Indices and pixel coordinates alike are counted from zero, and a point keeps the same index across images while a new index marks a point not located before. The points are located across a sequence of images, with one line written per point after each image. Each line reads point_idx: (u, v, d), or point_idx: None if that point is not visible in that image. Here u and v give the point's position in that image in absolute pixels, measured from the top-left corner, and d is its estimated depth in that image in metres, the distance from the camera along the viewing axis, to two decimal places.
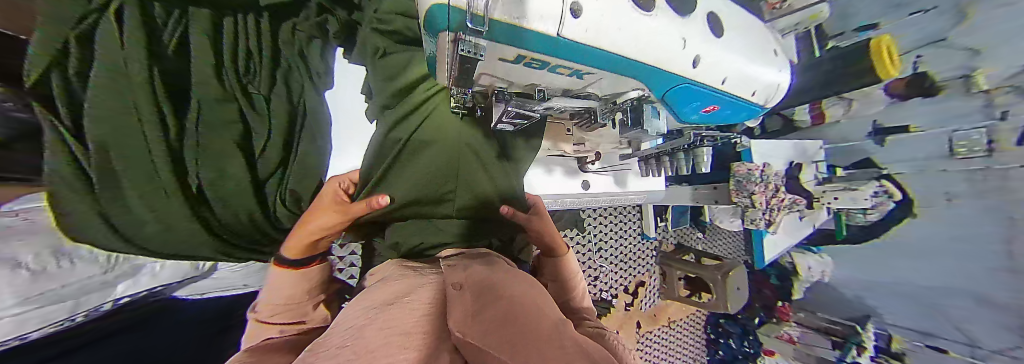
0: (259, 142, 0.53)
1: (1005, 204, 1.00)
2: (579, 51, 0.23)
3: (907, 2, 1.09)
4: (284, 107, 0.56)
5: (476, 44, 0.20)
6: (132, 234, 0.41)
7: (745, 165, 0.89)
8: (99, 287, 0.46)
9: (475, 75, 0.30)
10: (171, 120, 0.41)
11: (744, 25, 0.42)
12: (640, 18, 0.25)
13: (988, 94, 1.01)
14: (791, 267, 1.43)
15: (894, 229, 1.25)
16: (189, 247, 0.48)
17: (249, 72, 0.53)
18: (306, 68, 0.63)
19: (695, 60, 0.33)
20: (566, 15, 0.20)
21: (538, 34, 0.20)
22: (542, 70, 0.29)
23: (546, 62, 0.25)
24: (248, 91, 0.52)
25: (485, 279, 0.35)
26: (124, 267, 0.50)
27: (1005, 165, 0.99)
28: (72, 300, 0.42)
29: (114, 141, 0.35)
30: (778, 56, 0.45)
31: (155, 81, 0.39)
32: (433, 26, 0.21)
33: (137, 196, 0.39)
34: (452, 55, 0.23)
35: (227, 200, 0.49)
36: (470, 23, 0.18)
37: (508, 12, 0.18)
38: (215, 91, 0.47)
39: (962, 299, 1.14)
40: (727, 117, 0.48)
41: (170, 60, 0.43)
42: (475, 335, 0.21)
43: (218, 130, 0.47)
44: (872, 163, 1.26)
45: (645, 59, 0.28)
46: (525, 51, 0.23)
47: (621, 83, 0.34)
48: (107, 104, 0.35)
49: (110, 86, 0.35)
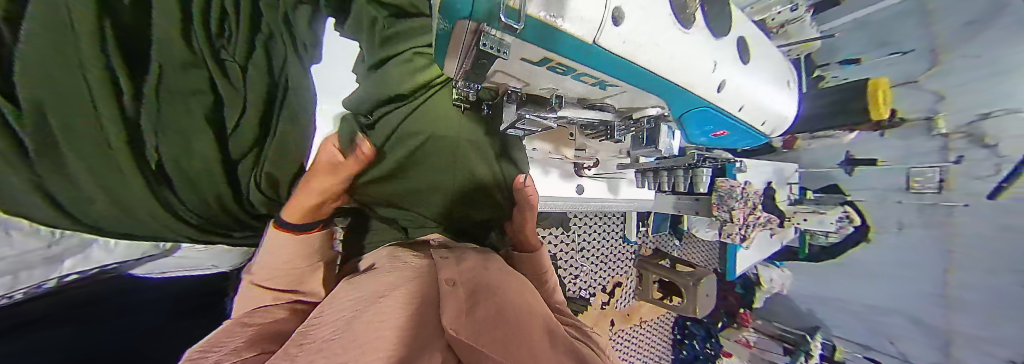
0: (232, 118, 0.49)
1: (947, 236, 1.13)
2: (610, 62, 0.22)
3: (891, 41, 1.11)
4: (263, 77, 0.51)
5: (500, 40, 0.18)
6: (78, 210, 0.38)
7: (728, 181, 0.93)
8: (41, 263, 0.42)
9: (489, 72, 0.27)
10: (128, 87, 0.36)
11: (767, 55, 0.42)
12: (681, 35, 0.25)
13: (946, 137, 1.09)
14: (755, 277, 1.53)
15: (851, 252, 1.36)
16: (148, 228, 0.45)
17: (224, 35, 0.48)
18: (292, 37, 0.57)
19: (720, 85, 0.32)
20: (607, 21, 0.19)
21: (573, 36, 0.18)
22: (566, 77, 0.27)
23: (572, 68, 0.24)
24: (220, 58, 0.47)
25: (478, 277, 0.34)
26: (76, 240, 0.45)
27: (952, 204, 1.10)
28: (8, 275, 0.39)
29: (52, 102, 0.31)
30: (790, 87, 0.46)
31: (104, 35, 0.34)
32: (451, 15, 0.18)
33: (87, 174, 0.36)
34: (468, 49, 0.21)
35: (191, 182, 0.46)
36: (505, 17, 0.15)
37: (545, 8, 0.16)
38: (181, 56, 0.41)
39: (900, 318, 1.27)
40: (730, 142, 0.49)
41: (124, 12, 0.37)
42: (466, 333, 0.21)
43: (182, 99, 0.42)
44: (839, 189, 1.35)
45: (672, 79, 0.27)
46: (552, 54, 0.21)
47: (641, 99, 0.34)
48: (42, 57, 0.30)
49: (49, 37, 0.30)
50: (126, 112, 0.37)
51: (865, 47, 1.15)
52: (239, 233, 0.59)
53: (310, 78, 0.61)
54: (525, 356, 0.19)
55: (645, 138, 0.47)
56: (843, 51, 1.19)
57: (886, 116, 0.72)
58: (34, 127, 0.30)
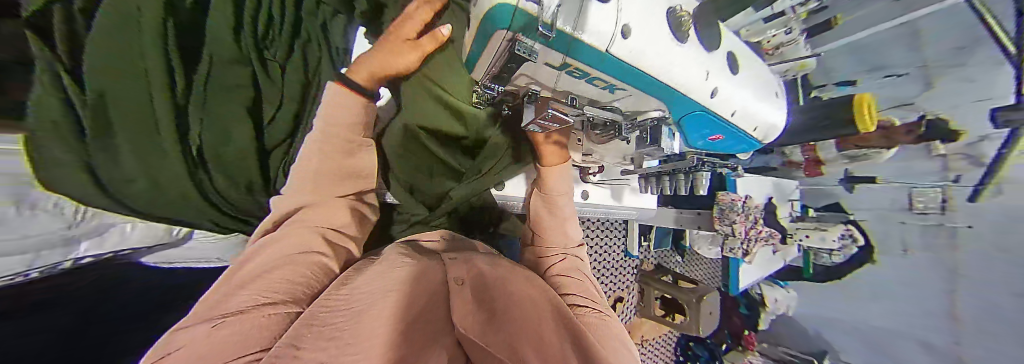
0: (269, 111, 0.53)
1: (950, 260, 1.14)
2: (621, 68, 0.26)
3: (883, 66, 1.12)
4: (299, 77, 0.55)
5: (531, 47, 0.21)
6: (118, 189, 0.40)
7: (729, 195, 0.94)
8: (62, 243, 0.45)
9: (514, 75, 0.31)
10: (179, 79, 0.41)
11: (756, 69, 0.46)
12: (676, 46, 0.28)
13: (946, 158, 1.08)
14: (759, 297, 1.54)
15: (857, 270, 1.37)
16: (189, 211, 0.49)
17: (267, 37, 0.52)
18: (329, 42, 0.57)
19: (713, 92, 0.35)
20: (618, 35, 0.22)
21: (589, 45, 0.22)
22: (581, 81, 0.31)
23: (587, 73, 0.27)
24: (262, 55, 0.51)
25: (486, 276, 0.36)
26: (91, 224, 0.47)
27: (955, 224, 1.11)
28: (31, 252, 0.42)
29: (110, 85, 0.35)
30: (778, 98, 0.49)
31: (166, 33, 0.38)
32: (491, 24, 0.21)
33: (133, 153, 0.39)
34: (500, 54, 0.25)
35: (226, 169, 0.50)
36: (540, 29, 0.19)
37: (569, 23, 0.19)
38: (230, 53, 0.46)
39: (909, 342, 1.28)
40: (724, 147, 0.51)
41: (186, 14, 0.43)
42: (473, 333, 0.24)
43: (225, 95, 0.46)
44: (841, 208, 1.35)
45: (675, 86, 0.30)
46: (572, 60, 0.24)
47: (644, 102, 0.36)
48: (113, 45, 0.34)
49: (113, 29, 0.34)
50: (175, 99, 0.41)
51: (857, 70, 1.16)
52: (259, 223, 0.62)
53: None
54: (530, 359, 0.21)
55: (648, 137, 0.46)
56: (839, 71, 1.17)
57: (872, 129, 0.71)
58: (93, 108, 0.34)
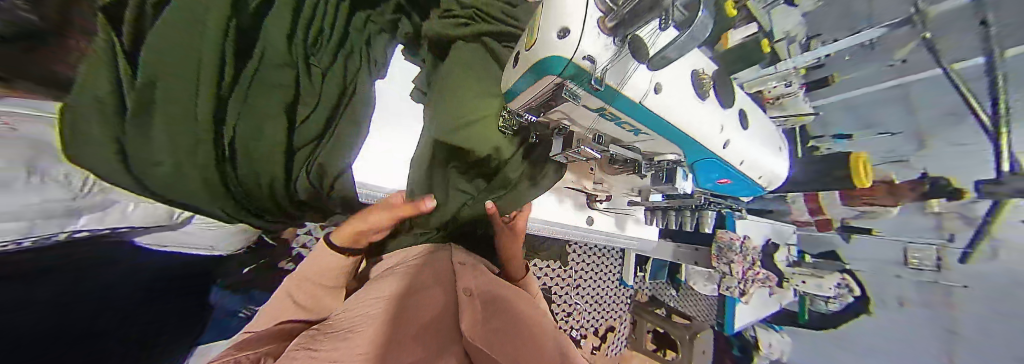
0: (303, 111, 0.55)
1: (947, 319, 1.12)
2: (646, 114, 0.32)
3: (878, 122, 1.13)
4: (336, 83, 0.60)
5: (574, 92, 0.30)
6: (144, 175, 0.35)
7: (728, 234, 0.95)
8: (62, 214, 0.35)
9: (552, 109, 0.37)
10: (230, 71, 0.43)
11: (762, 124, 0.49)
12: (699, 104, 0.35)
13: (939, 216, 1.09)
14: (753, 340, 1.47)
15: (852, 320, 1.36)
16: (203, 201, 0.43)
17: (314, 46, 0.58)
18: (368, 55, 0.68)
19: (725, 143, 0.39)
20: (649, 93, 0.30)
21: (628, 97, 0.30)
22: (610, 122, 0.36)
23: (618, 117, 0.34)
24: (309, 61, 0.56)
25: (495, 289, 0.37)
26: (96, 198, 0.39)
27: (951, 282, 1.11)
28: (26, 220, 0.30)
29: (170, 63, 0.34)
30: (782, 152, 0.51)
31: (227, 31, 0.41)
32: (541, 71, 0.30)
33: (165, 128, 0.35)
34: (547, 91, 0.32)
35: (253, 161, 0.48)
36: (594, 82, 0.27)
37: (614, 79, 0.28)
38: (280, 56, 0.50)
39: None
40: (731, 191, 0.53)
41: (248, 18, 0.46)
42: (482, 343, 0.26)
43: (269, 90, 0.49)
44: (838, 256, 1.40)
45: (689, 131, 0.35)
46: (609, 106, 0.32)
47: (664, 148, 0.40)
48: (183, 33, 0.36)
49: (187, 20, 0.36)
50: (220, 90, 0.41)
51: (854, 126, 1.17)
52: (269, 220, 0.59)
53: (373, 86, 0.70)
54: None
55: (664, 176, 0.49)
56: (836, 126, 1.18)
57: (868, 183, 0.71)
58: (141, 93, 0.32)
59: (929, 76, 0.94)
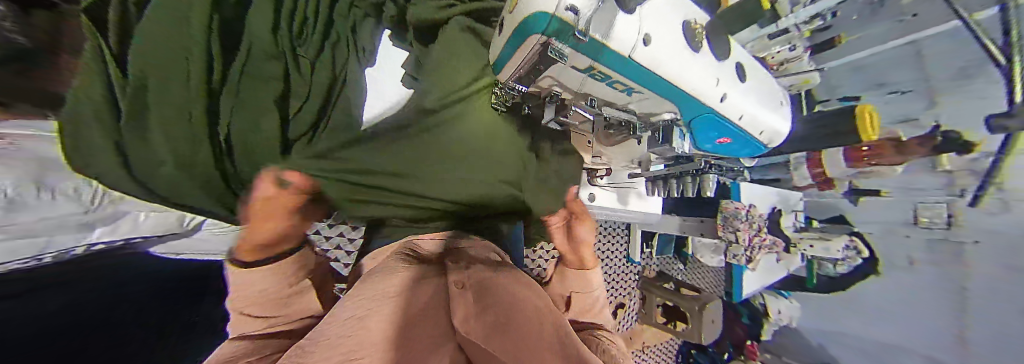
0: (296, 104, 0.53)
1: (958, 276, 1.13)
2: (639, 73, 0.30)
3: (889, 82, 1.13)
4: (327, 73, 0.57)
5: (560, 51, 0.26)
6: (147, 172, 0.40)
7: (733, 204, 0.96)
8: (77, 228, 0.45)
9: (540, 76, 0.35)
10: (216, 67, 0.41)
11: (760, 78, 0.47)
12: (691, 56, 0.33)
13: (950, 173, 1.11)
14: (762, 308, 1.50)
15: (860, 282, 1.39)
16: (201, 195, 0.45)
17: (302, 36, 0.56)
18: (356, 42, 0.65)
19: (722, 96, 0.38)
20: (638, 43, 0.27)
21: (614, 51, 0.26)
22: (602, 84, 0.34)
23: (609, 76, 0.31)
24: (297, 52, 0.54)
25: (487, 284, 0.37)
26: (106, 212, 0.47)
27: (961, 239, 1.12)
28: (43, 236, 0.41)
29: (159, 63, 0.36)
30: (782, 106, 0.50)
31: (212, 26, 0.41)
32: (526, 30, 0.27)
33: (161, 128, 0.38)
34: (530, 55, 0.30)
35: (251, 155, 0.47)
36: (578, 33, 0.23)
37: (600, 32, 0.24)
38: (268, 48, 0.49)
39: (913, 358, 1.28)
40: (733, 150, 0.51)
41: (230, 10, 0.46)
42: (477, 335, 0.24)
43: (262, 82, 0.48)
44: (844, 219, 1.43)
45: (682, 85, 0.33)
46: (599, 65, 0.29)
47: (659, 106, 0.39)
48: (169, 31, 0.37)
49: (170, 16, 0.37)
50: (211, 84, 0.41)
51: (862, 87, 1.17)
52: None
53: (364, 77, 0.67)
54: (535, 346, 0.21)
55: (659, 137, 0.48)
56: (843, 88, 1.19)
57: (875, 135, 0.72)
58: (136, 94, 0.35)
59: (948, 29, 0.95)
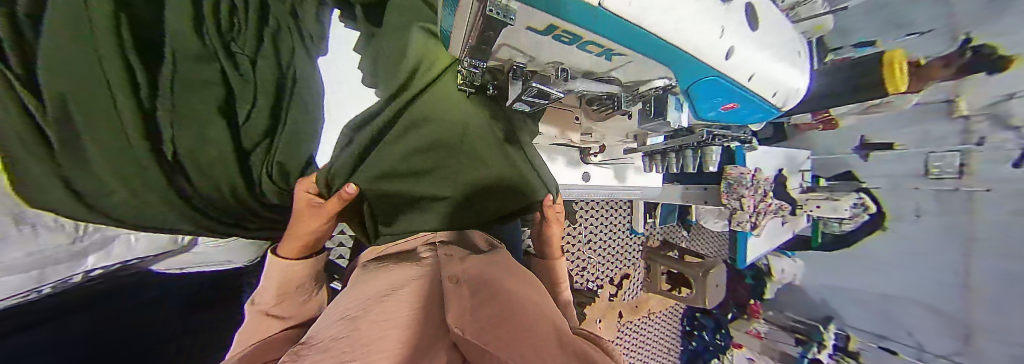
0: (243, 109, 0.49)
1: (965, 224, 1.16)
2: (614, 27, 0.21)
3: (907, 22, 1.10)
4: (272, 70, 0.53)
5: (506, 6, 0.18)
6: (98, 202, 0.36)
7: (737, 169, 0.92)
8: (67, 258, 0.42)
9: (494, 47, 0.30)
10: (143, 77, 0.36)
11: (779, 29, 0.40)
12: (686, 1, 0.22)
13: (967, 119, 1.11)
14: (766, 268, 1.55)
15: (867, 239, 1.40)
16: (158, 220, 0.43)
17: (232, 30, 0.49)
18: (299, 30, 0.60)
19: (729, 52, 0.30)
20: None
21: (580, 3, 0.17)
22: (571, 46, 0.28)
23: (578, 35, 0.24)
24: (231, 50, 0.48)
25: (479, 273, 0.35)
26: (95, 237, 0.45)
27: (971, 188, 1.14)
28: (39, 270, 0.38)
29: (77, 101, 0.31)
30: (801, 58, 0.44)
31: (124, 35, 0.34)
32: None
33: (106, 163, 0.34)
34: (474, 20, 0.23)
35: (207, 171, 0.45)
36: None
37: None
38: (195, 48, 0.42)
39: (918, 309, 1.31)
40: (740, 118, 0.47)
41: (138, 7, 0.37)
42: (473, 332, 0.22)
43: (194, 95, 0.42)
44: (853, 177, 1.40)
45: (688, 49, 0.25)
46: (559, 20, 0.20)
47: (647, 69, 0.34)
48: (66, 51, 0.29)
49: (69, 26, 0.30)
50: (142, 103, 0.36)
51: (878, 30, 1.15)
52: (253, 225, 0.60)
53: (314, 69, 0.63)
54: (532, 352, 0.20)
55: (653, 110, 0.46)
56: (857, 32, 1.18)
57: (903, 87, 0.66)
58: (61, 130, 0.30)
59: None
